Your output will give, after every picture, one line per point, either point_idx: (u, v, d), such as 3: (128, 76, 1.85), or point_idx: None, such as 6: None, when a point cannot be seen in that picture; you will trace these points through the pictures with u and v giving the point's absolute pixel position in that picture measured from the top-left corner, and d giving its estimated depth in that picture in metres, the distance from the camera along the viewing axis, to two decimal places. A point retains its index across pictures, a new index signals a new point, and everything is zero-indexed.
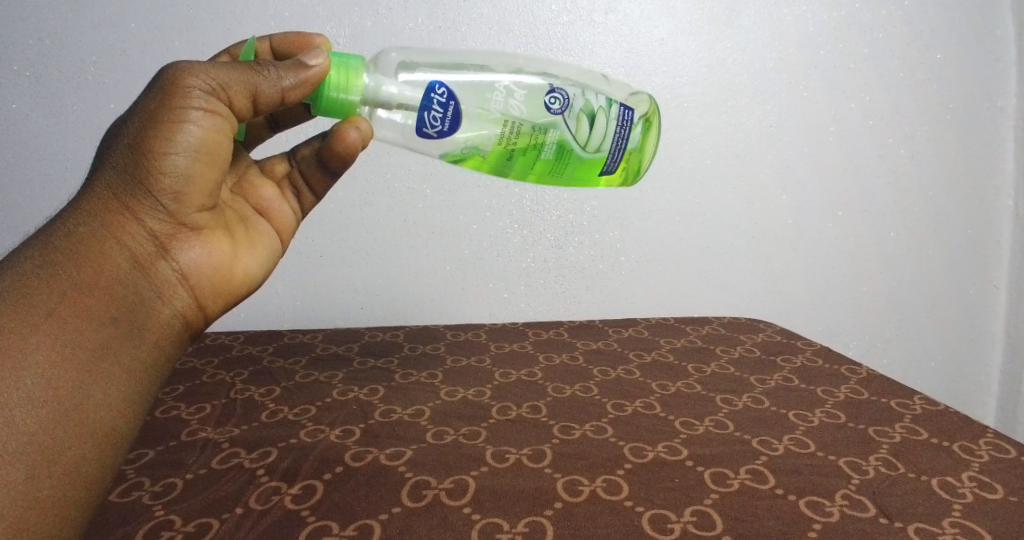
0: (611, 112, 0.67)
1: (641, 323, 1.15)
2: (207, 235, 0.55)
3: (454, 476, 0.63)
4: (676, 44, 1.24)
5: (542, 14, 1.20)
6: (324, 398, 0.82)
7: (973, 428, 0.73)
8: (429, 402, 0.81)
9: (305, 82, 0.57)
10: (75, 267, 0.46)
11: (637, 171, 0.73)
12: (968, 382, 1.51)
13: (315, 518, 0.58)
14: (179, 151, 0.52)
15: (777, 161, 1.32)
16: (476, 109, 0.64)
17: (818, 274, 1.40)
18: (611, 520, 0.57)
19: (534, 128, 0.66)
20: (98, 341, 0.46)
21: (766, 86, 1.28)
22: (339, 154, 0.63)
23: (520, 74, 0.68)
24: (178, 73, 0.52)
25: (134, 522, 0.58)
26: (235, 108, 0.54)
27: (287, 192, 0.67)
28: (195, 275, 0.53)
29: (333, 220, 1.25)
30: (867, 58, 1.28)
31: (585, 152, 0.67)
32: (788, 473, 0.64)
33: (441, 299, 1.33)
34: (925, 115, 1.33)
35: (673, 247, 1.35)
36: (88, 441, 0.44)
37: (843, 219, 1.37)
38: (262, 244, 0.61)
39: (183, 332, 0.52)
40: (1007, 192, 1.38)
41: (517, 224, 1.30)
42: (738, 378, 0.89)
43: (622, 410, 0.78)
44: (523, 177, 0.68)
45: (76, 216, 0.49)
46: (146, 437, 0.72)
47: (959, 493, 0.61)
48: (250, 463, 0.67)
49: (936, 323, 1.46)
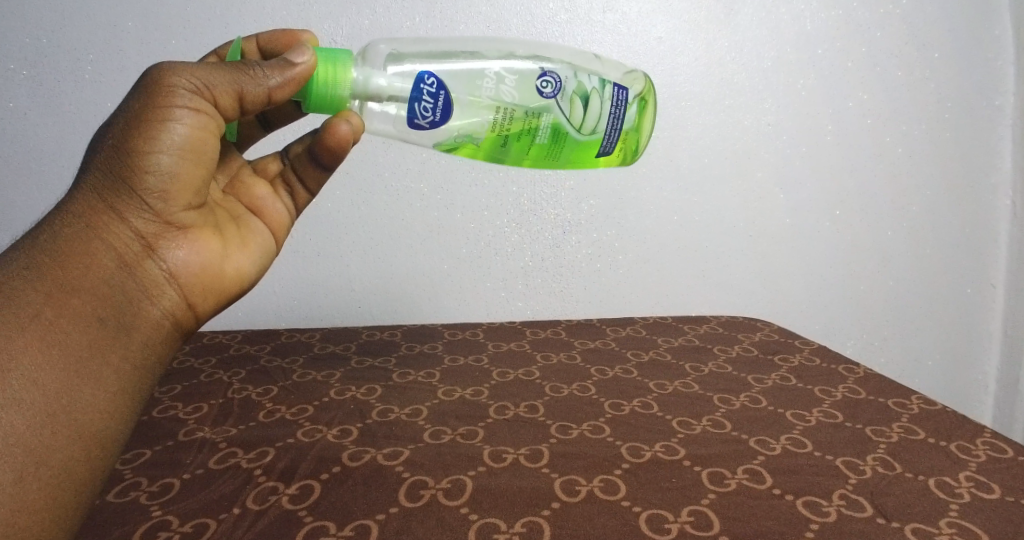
0: (604, 92, 0.67)
1: (640, 322, 1.14)
2: (196, 234, 0.54)
3: (452, 476, 0.63)
4: (673, 43, 1.24)
5: (539, 12, 1.20)
6: (321, 397, 0.82)
7: (970, 428, 0.73)
8: (426, 402, 0.81)
9: (292, 80, 0.56)
10: (61, 268, 0.47)
11: (635, 151, 0.73)
12: (966, 382, 1.51)
13: (313, 518, 0.58)
14: (164, 149, 0.51)
15: (774, 161, 1.32)
16: (468, 97, 0.64)
17: (816, 273, 1.40)
18: (607, 521, 0.57)
19: (527, 112, 0.65)
20: (86, 342, 0.46)
21: (763, 86, 1.28)
22: (331, 149, 0.63)
23: (511, 59, 0.67)
24: (163, 73, 0.52)
25: (131, 522, 0.58)
26: (220, 107, 0.54)
27: (280, 190, 0.67)
28: (184, 274, 0.52)
29: (331, 219, 1.25)
30: (865, 57, 1.28)
31: (580, 134, 0.67)
32: (786, 472, 0.64)
33: (438, 299, 1.33)
34: (923, 115, 1.33)
35: (669, 246, 1.35)
36: (77, 443, 0.44)
37: (840, 218, 1.37)
38: (254, 243, 0.60)
39: (172, 332, 0.52)
40: (1004, 191, 1.38)
41: (514, 223, 1.30)
42: (736, 378, 0.89)
43: (620, 410, 0.78)
44: (518, 163, 0.68)
45: (63, 218, 0.49)
46: (143, 436, 0.72)
47: (957, 493, 0.61)
48: (247, 463, 0.66)
49: (934, 322, 1.46)
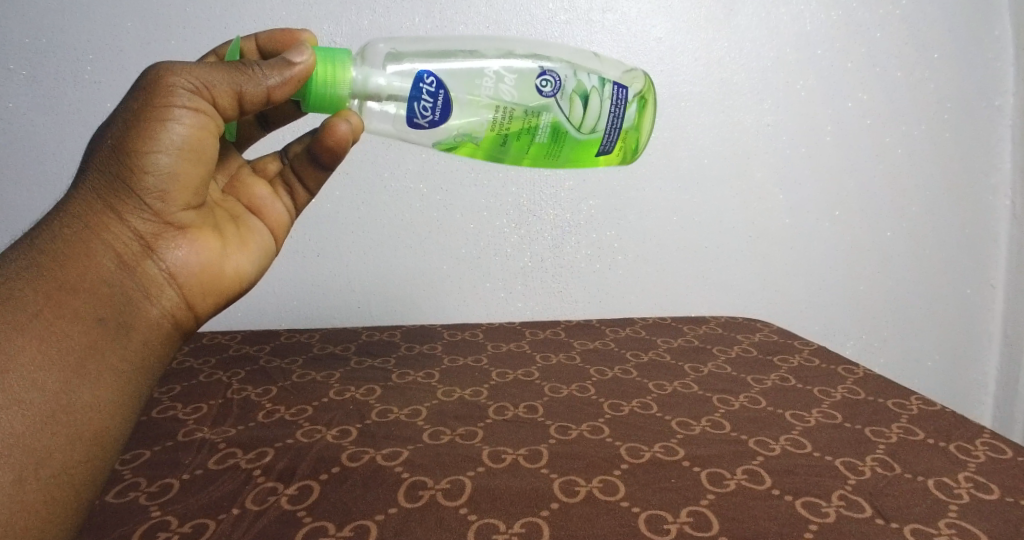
0: (604, 91, 0.67)
1: (639, 323, 1.14)
2: (195, 234, 0.54)
3: (451, 477, 0.63)
4: (672, 44, 1.24)
5: (538, 13, 1.20)
6: (321, 398, 0.82)
7: (970, 428, 0.73)
8: (425, 402, 0.81)
9: (290, 80, 0.56)
10: (60, 268, 0.47)
11: (635, 150, 0.73)
12: (966, 382, 1.51)
13: (312, 518, 0.58)
14: (163, 149, 0.51)
15: (774, 161, 1.32)
16: (467, 96, 0.64)
17: (815, 273, 1.40)
18: (606, 521, 0.57)
19: (526, 111, 0.65)
20: (85, 342, 0.46)
21: (763, 86, 1.28)
22: (330, 148, 0.63)
23: (510, 58, 0.67)
24: (162, 73, 0.52)
25: (130, 522, 0.58)
26: (219, 107, 0.54)
27: (279, 190, 0.67)
28: (183, 274, 0.52)
29: (331, 219, 1.25)
30: (864, 57, 1.28)
31: (580, 133, 0.67)
32: (785, 473, 0.64)
33: (437, 299, 1.33)
34: (923, 115, 1.33)
35: (669, 247, 1.35)
36: (76, 443, 0.44)
37: (840, 218, 1.37)
38: (253, 243, 0.60)
39: (172, 332, 0.52)
40: (1004, 192, 1.39)
41: (513, 223, 1.30)
42: (735, 378, 0.89)
43: (619, 411, 0.78)
44: (517, 162, 0.68)
45: (62, 219, 0.49)
46: (142, 437, 0.72)
47: (956, 494, 0.61)
48: (246, 463, 0.66)
49: (933, 322, 1.46)
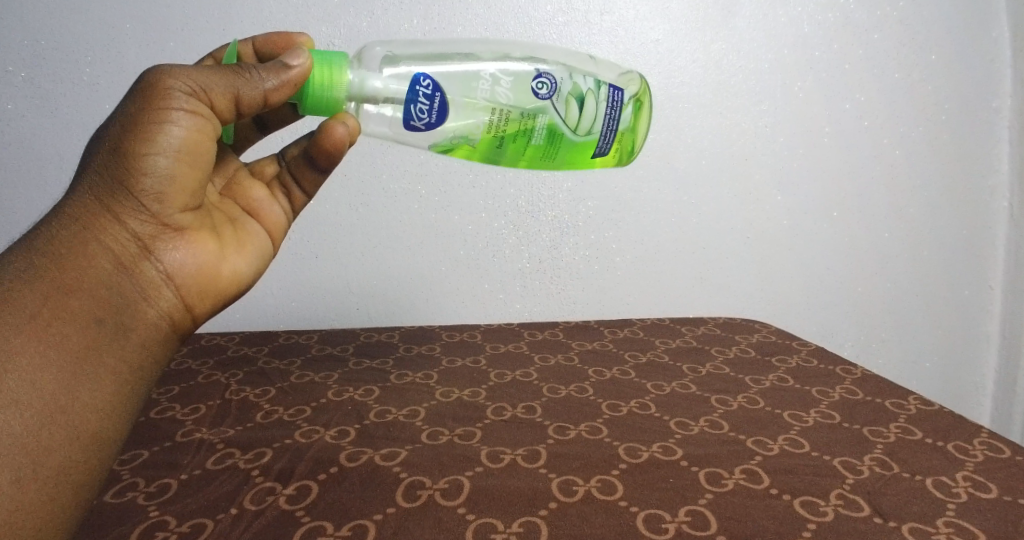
0: (599, 94, 0.67)
1: (637, 324, 1.14)
2: (193, 236, 0.54)
3: (449, 476, 0.63)
4: (670, 45, 1.24)
5: (536, 14, 1.20)
6: (319, 398, 0.82)
7: (967, 428, 0.73)
8: (424, 403, 0.81)
9: (287, 83, 0.57)
10: (58, 270, 0.47)
11: (631, 152, 0.73)
12: (963, 383, 1.51)
13: (310, 518, 0.58)
14: (161, 151, 0.51)
15: (772, 163, 1.32)
16: (463, 99, 0.64)
17: (813, 274, 1.40)
18: (605, 520, 0.57)
19: (523, 114, 0.65)
20: (83, 343, 0.46)
21: (761, 87, 1.28)
22: (327, 151, 0.63)
23: (505, 61, 0.67)
24: (159, 76, 0.52)
25: (128, 522, 0.58)
26: (217, 110, 0.54)
27: (276, 192, 0.67)
28: (180, 275, 0.52)
29: (330, 221, 1.25)
30: (862, 58, 1.29)
31: (576, 135, 0.67)
32: (784, 472, 0.64)
33: (436, 300, 1.33)
34: (920, 116, 1.33)
35: (667, 247, 1.35)
36: (75, 443, 0.44)
37: (838, 219, 1.37)
38: (251, 245, 0.60)
39: (169, 334, 0.52)
40: (1002, 193, 1.39)
41: (511, 224, 1.30)
42: (733, 378, 0.89)
43: (617, 411, 0.78)
44: (513, 164, 0.68)
45: (60, 221, 0.49)
46: (140, 437, 0.72)
47: (953, 492, 0.61)
48: (244, 463, 0.66)
49: (931, 323, 1.46)
